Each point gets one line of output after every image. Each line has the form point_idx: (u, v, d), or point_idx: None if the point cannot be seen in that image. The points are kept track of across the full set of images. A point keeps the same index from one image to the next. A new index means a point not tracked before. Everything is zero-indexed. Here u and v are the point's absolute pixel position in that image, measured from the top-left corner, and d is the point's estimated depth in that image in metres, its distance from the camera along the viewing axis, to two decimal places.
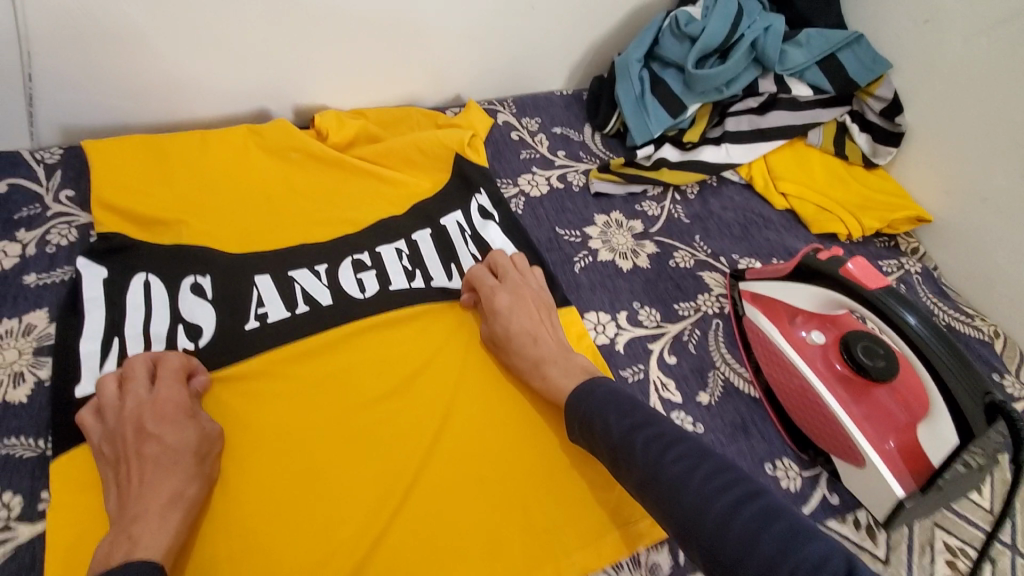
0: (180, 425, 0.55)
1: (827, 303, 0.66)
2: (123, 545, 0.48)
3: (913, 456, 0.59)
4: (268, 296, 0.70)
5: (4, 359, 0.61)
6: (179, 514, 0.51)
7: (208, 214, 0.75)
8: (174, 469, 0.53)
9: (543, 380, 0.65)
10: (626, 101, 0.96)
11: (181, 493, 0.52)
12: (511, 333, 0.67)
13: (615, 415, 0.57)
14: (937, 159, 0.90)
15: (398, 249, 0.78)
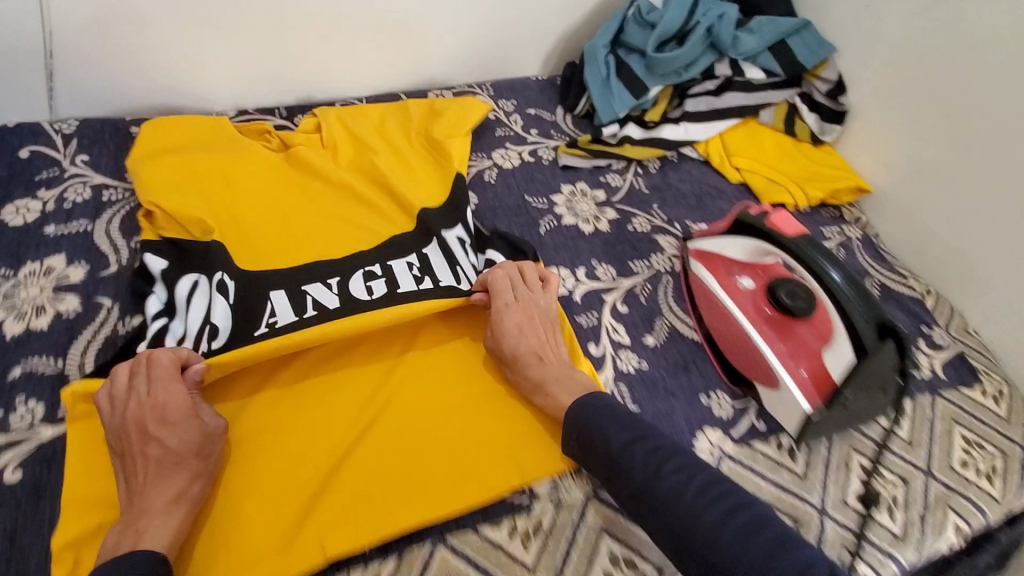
0: (182, 425, 0.58)
1: (756, 252, 0.75)
2: (130, 536, 0.52)
3: (820, 378, 0.68)
4: (281, 307, 0.70)
5: (28, 293, 0.70)
6: (182, 510, 0.55)
7: (226, 225, 0.77)
8: (178, 469, 0.56)
9: (547, 400, 0.67)
10: (593, 83, 1.04)
11: (185, 491, 0.56)
12: (518, 352, 0.69)
13: (615, 428, 0.62)
14: (878, 134, 0.98)
15: (409, 262, 0.77)
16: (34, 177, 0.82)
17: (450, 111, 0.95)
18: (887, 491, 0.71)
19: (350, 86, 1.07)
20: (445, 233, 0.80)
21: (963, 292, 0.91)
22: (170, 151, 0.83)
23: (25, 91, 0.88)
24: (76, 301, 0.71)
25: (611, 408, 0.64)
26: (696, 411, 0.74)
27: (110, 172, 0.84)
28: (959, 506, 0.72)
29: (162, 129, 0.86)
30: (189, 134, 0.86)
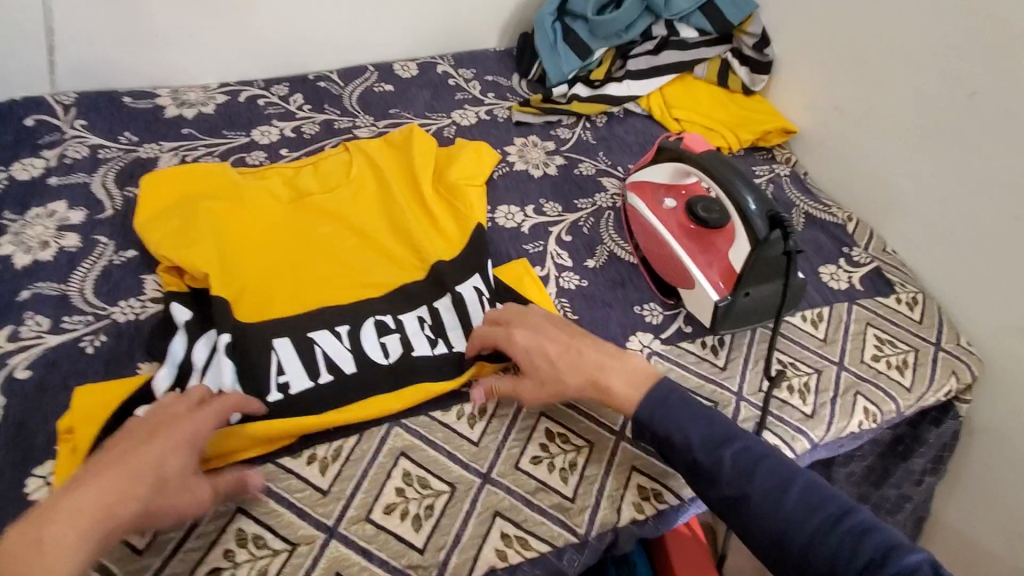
0: (180, 459, 0.55)
1: (677, 172, 0.84)
2: (30, 543, 0.45)
3: (727, 273, 0.77)
4: (287, 360, 0.69)
5: (35, 232, 0.80)
6: (96, 534, 0.48)
7: (243, 278, 0.75)
8: (131, 487, 0.50)
9: (611, 393, 0.65)
10: (543, 47, 1.14)
11: (115, 512, 0.49)
12: (553, 365, 0.67)
13: (694, 430, 0.62)
14: (800, 80, 1.08)
15: (420, 316, 0.75)
16: (38, 140, 0.92)
17: (464, 153, 0.93)
18: (801, 379, 0.80)
19: (323, 60, 1.18)
20: (459, 287, 0.77)
21: (882, 217, 1.00)
22: (179, 200, 0.81)
23: (30, 69, 0.99)
24: (76, 238, 0.80)
25: (683, 406, 0.64)
26: (630, 319, 0.82)
27: (106, 135, 0.95)
28: (868, 392, 0.80)
29: (160, 184, 0.83)
30: (197, 179, 0.83)
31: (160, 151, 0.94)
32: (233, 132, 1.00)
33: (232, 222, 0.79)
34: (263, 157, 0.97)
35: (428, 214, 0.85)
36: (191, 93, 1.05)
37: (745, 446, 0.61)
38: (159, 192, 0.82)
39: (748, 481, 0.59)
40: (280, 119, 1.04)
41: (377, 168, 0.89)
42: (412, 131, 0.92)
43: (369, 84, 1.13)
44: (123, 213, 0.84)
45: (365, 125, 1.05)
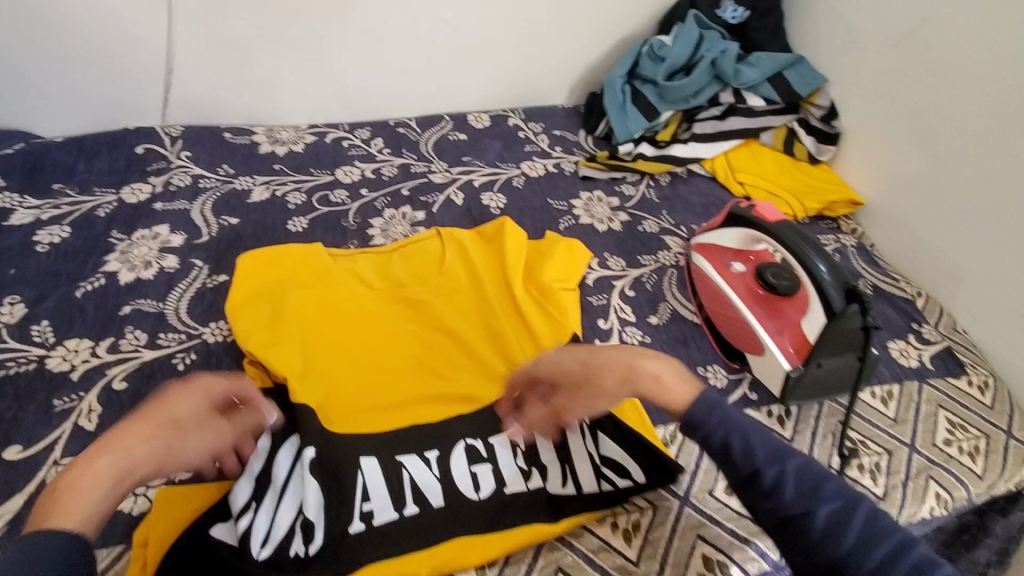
0: (180, 403, 0.55)
1: (747, 238, 0.85)
2: (59, 496, 0.46)
3: (800, 344, 0.77)
4: (373, 483, 0.64)
5: (139, 252, 0.87)
6: (119, 479, 0.49)
7: (333, 382, 0.73)
8: (147, 432, 0.51)
9: (659, 382, 0.61)
10: (611, 107, 1.19)
11: (139, 455, 0.50)
12: (587, 373, 0.62)
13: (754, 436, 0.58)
14: (869, 153, 1.09)
15: (513, 439, 0.70)
16: (147, 167, 1.01)
17: (558, 250, 0.93)
18: (871, 458, 0.77)
19: (402, 108, 1.26)
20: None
21: (952, 294, 0.98)
22: (275, 286, 0.82)
23: (147, 103, 1.10)
24: (175, 260, 0.87)
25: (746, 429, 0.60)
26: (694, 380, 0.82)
27: (206, 166, 1.03)
28: (942, 478, 0.77)
29: (256, 264, 0.83)
30: (295, 265, 0.85)
31: (253, 184, 1.02)
32: (319, 170, 1.07)
33: (327, 314, 0.80)
34: (345, 195, 1.03)
35: (521, 321, 0.84)
36: (284, 132, 1.14)
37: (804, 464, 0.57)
38: (254, 272, 0.83)
39: (815, 498, 0.55)
40: (361, 161, 1.11)
41: (471, 267, 0.91)
42: (505, 224, 0.95)
43: (444, 132, 1.20)
44: (218, 240, 0.91)
45: (439, 170, 1.11)
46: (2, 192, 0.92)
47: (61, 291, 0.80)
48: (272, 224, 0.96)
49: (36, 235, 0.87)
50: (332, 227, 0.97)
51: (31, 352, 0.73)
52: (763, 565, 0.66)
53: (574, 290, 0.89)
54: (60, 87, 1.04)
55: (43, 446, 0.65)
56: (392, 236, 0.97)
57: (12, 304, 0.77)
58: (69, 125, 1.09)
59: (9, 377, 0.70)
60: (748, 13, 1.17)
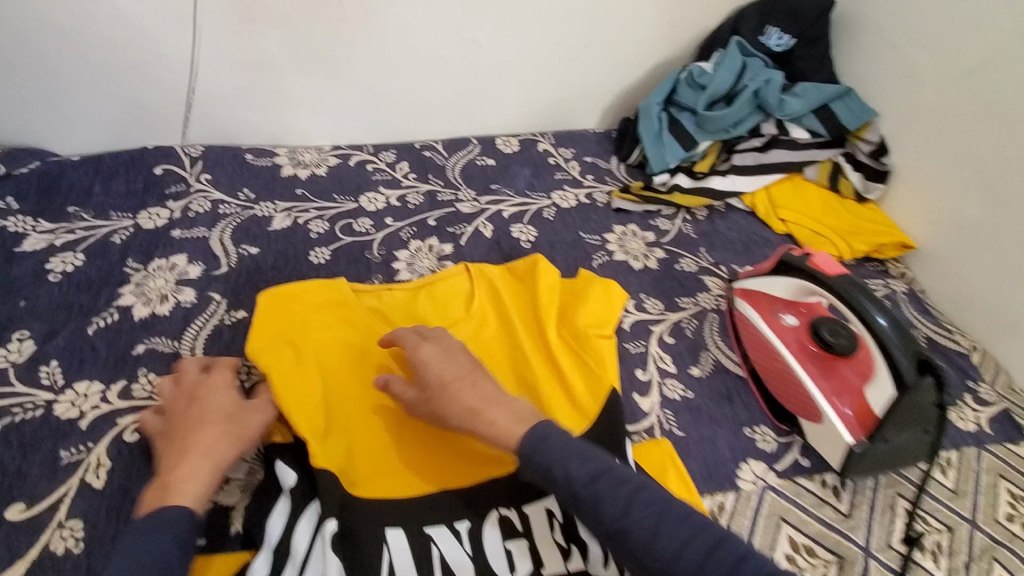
0: (222, 395, 0.66)
1: (798, 290, 0.80)
2: (159, 493, 0.56)
3: (865, 415, 0.71)
4: (401, 562, 0.61)
5: (155, 284, 0.83)
6: (212, 462, 0.60)
7: (354, 440, 0.68)
8: (211, 428, 0.62)
9: (489, 425, 0.62)
10: (647, 135, 1.13)
11: (214, 445, 0.61)
12: (445, 384, 0.66)
13: (575, 459, 0.57)
14: (922, 194, 1.03)
15: (548, 509, 0.66)
16: (165, 190, 0.97)
17: (593, 291, 0.88)
18: (931, 536, 0.72)
19: (429, 129, 1.21)
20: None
21: (1010, 349, 0.92)
22: (297, 325, 0.76)
23: (166, 120, 1.06)
24: (192, 294, 0.83)
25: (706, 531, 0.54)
26: (740, 443, 0.77)
27: (226, 190, 0.99)
28: (1007, 560, 0.71)
29: (276, 301, 0.77)
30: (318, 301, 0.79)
31: (274, 211, 0.97)
32: (343, 197, 1.03)
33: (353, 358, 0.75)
34: (369, 224, 0.99)
35: (555, 370, 0.80)
36: (307, 154, 1.09)
37: (622, 479, 0.56)
38: (273, 308, 0.77)
39: None
40: (386, 187, 1.06)
41: (501, 311, 0.86)
42: (538, 261, 0.89)
43: (471, 157, 1.15)
44: (237, 272, 0.87)
45: (467, 199, 1.06)
46: (15, 215, 0.88)
47: (72, 327, 0.76)
48: (294, 255, 0.91)
49: (48, 262, 0.83)
50: (356, 260, 0.93)
51: (39, 396, 0.69)
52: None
53: (612, 339, 0.84)
54: (77, 103, 1.00)
55: (47, 506, 0.61)
56: (418, 270, 0.93)
57: (21, 341, 0.74)
58: (87, 141, 1.05)
59: (14, 425, 0.66)
60: (795, 39, 1.11)
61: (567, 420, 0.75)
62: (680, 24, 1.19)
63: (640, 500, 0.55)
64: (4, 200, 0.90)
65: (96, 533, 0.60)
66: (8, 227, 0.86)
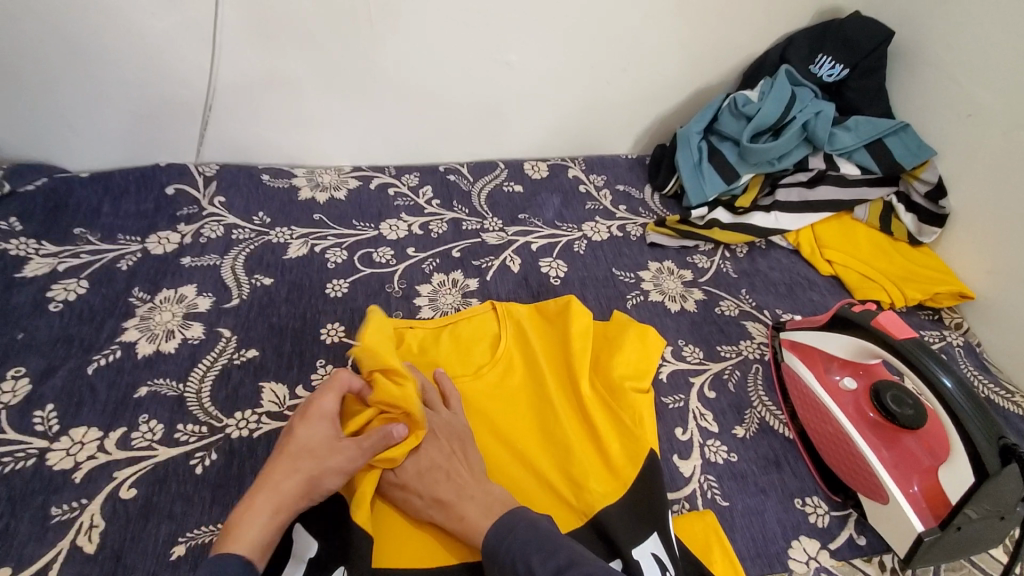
0: (315, 425, 0.61)
1: (858, 350, 0.73)
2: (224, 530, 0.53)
3: (936, 497, 0.64)
4: None
5: (162, 318, 0.77)
6: (271, 507, 0.55)
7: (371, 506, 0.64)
8: (285, 464, 0.58)
9: (459, 521, 0.60)
10: (685, 165, 1.07)
11: (284, 486, 0.56)
12: (421, 471, 0.63)
13: (538, 555, 0.54)
14: (983, 241, 0.96)
15: None
16: (177, 212, 0.92)
17: (628, 338, 0.81)
18: None
19: (453, 151, 1.16)
20: (634, 553, 0.61)
21: None
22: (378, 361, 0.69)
23: (181, 138, 1.01)
24: (201, 329, 0.77)
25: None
26: (792, 516, 0.69)
27: (241, 215, 0.94)
28: None
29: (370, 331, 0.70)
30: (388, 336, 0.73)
31: (290, 237, 0.92)
32: (362, 223, 0.97)
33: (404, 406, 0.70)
34: (389, 255, 0.93)
35: (588, 427, 0.73)
36: (326, 175, 1.04)
37: (586, 573, 0.51)
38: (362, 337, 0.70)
39: None
40: (408, 213, 1.01)
41: (529, 358, 0.79)
42: (570, 303, 0.82)
43: (498, 182, 1.10)
44: (250, 305, 0.82)
45: (493, 229, 1.00)
46: (17, 236, 0.83)
47: (72, 364, 0.71)
48: (310, 287, 0.86)
49: (49, 290, 0.78)
50: (375, 293, 0.87)
51: (31, 444, 0.63)
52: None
53: (647, 392, 0.77)
54: (89, 117, 0.96)
55: (32, 572, 0.55)
56: (440, 307, 0.87)
57: (16, 379, 0.68)
58: (98, 156, 1.01)
59: (3, 477, 0.60)
60: (847, 70, 1.05)
61: (603, 487, 0.67)
62: (721, 50, 1.13)
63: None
64: (7, 221, 0.85)
65: None
66: (10, 251, 0.81)
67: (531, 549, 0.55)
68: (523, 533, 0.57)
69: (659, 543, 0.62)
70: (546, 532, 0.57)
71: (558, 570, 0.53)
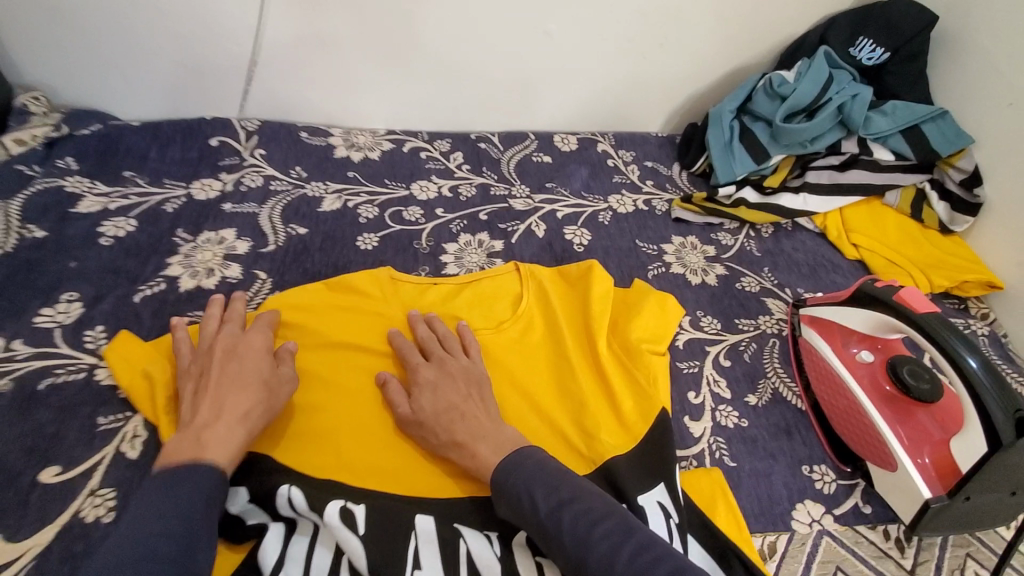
0: (259, 358, 0.65)
1: (878, 325, 0.73)
2: (192, 446, 0.55)
3: (946, 467, 0.64)
4: (427, 554, 0.58)
5: (204, 257, 0.82)
6: (243, 429, 0.59)
7: (326, 412, 0.68)
8: (245, 394, 0.60)
9: (472, 459, 0.62)
10: (715, 144, 1.07)
11: (249, 414, 0.60)
12: (438, 412, 0.65)
13: (541, 490, 0.56)
14: (1016, 232, 0.94)
15: None
16: (219, 162, 0.96)
17: (647, 305, 0.82)
18: None
19: (485, 120, 1.18)
20: (639, 500, 0.63)
21: None
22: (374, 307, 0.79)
23: (226, 92, 1.05)
24: (238, 270, 0.81)
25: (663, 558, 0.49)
26: (798, 481, 0.70)
27: (279, 167, 0.98)
28: None
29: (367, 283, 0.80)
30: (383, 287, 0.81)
31: (325, 192, 0.95)
32: (394, 183, 1.00)
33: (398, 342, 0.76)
34: (419, 213, 0.96)
35: (602, 379, 0.75)
36: (361, 136, 1.07)
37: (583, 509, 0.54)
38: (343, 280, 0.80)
39: None
40: (438, 176, 1.03)
41: (550, 317, 0.81)
42: (592, 268, 0.84)
43: (527, 152, 1.11)
44: (285, 251, 0.85)
45: (521, 195, 1.02)
46: (73, 175, 0.88)
47: (120, 293, 0.75)
48: (341, 239, 0.89)
49: (101, 225, 0.83)
50: (404, 249, 0.90)
51: (81, 360, 0.68)
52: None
53: (663, 354, 0.79)
54: (141, 67, 1.00)
55: (81, 472, 0.60)
56: (466, 265, 0.89)
57: (70, 302, 0.73)
58: (148, 107, 1.06)
59: (56, 386, 0.65)
60: (889, 53, 1.03)
61: (614, 439, 0.70)
62: (759, 31, 1.12)
63: (595, 528, 0.52)
64: (64, 160, 0.90)
65: (128, 503, 0.58)
66: (65, 187, 0.86)
67: (536, 482, 0.57)
68: (530, 467, 0.58)
69: (665, 491, 0.64)
70: (553, 468, 0.58)
71: (559, 504, 0.55)
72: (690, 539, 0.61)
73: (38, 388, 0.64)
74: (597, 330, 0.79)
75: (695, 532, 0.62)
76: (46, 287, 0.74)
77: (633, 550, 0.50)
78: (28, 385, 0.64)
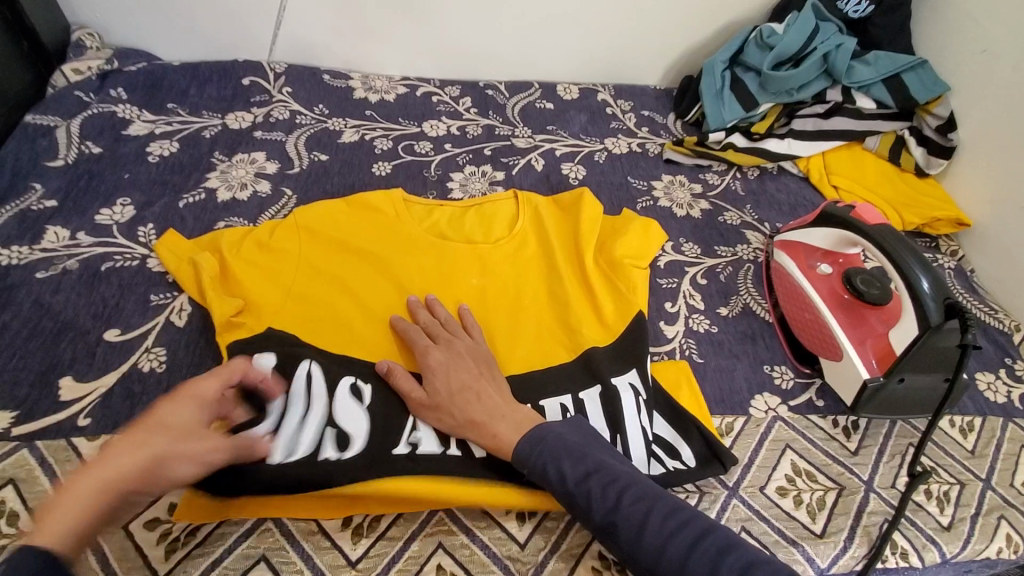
0: (182, 404, 0.54)
1: (839, 240, 0.81)
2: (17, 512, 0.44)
3: (885, 355, 0.74)
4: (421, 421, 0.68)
5: (238, 175, 0.92)
6: (98, 497, 0.46)
7: (340, 300, 0.77)
8: (138, 441, 0.49)
9: (492, 438, 0.64)
10: (707, 93, 1.14)
11: (117, 476, 0.47)
12: (452, 392, 0.66)
13: (568, 461, 0.61)
14: (986, 175, 1.01)
15: (562, 405, 0.72)
16: (251, 99, 1.06)
17: (633, 228, 0.90)
18: (940, 486, 0.73)
19: (494, 70, 1.26)
20: (613, 381, 0.74)
21: None
22: (384, 219, 0.86)
23: (257, 36, 1.15)
24: (268, 186, 0.92)
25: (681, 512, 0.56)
26: (758, 377, 0.80)
27: (304, 104, 1.08)
28: (1014, 519, 0.71)
29: (378, 198, 0.88)
30: (392, 203, 0.88)
31: (345, 126, 1.05)
32: (407, 121, 1.10)
33: (406, 249, 0.84)
34: (429, 147, 1.05)
35: (586, 286, 0.84)
36: (378, 81, 1.16)
37: (610, 476, 0.59)
38: (357, 195, 0.88)
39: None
40: (448, 117, 1.12)
41: (543, 235, 0.90)
42: (583, 195, 0.93)
43: (531, 99, 1.20)
44: (308, 173, 0.96)
45: (523, 135, 1.11)
46: (123, 104, 0.99)
47: (166, 201, 0.86)
48: (358, 165, 0.99)
49: (149, 146, 0.94)
50: (414, 175, 1.00)
51: (135, 250, 0.79)
52: (809, 569, 0.65)
53: (642, 269, 0.87)
54: (181, 11, 1.10)
55: (137, 334, 0.72)
56: (470, 192, 0.99)
57: (123, 206, 0.84)
58: (186, 51, 1.16)
59: (115, 269, 0.77)
60: (873, 6, 1.09)
61: (594, 333, 0.79)
62: None
63: (624, 495, 0.57)
64: (115, 90, 1.01)
65: (177, 360, 0.70)
66: (117, 113, 0.98)
67: (562, 455, 0.61)
68: (552, 442, 0.62)
69: (636, 373, 0.74)
70: (573, 440, 0.63)
71: (587, 472, 0.60)
72: (654, 415, 0.72)
73: (101, 268, 0.76)
74: (586, 246, 0.87)
75: (660, 408, 0.73)
76: (104, 192, 0.85)
77: (662, 513, 0.56)
78: (92, 266, 0.76)
